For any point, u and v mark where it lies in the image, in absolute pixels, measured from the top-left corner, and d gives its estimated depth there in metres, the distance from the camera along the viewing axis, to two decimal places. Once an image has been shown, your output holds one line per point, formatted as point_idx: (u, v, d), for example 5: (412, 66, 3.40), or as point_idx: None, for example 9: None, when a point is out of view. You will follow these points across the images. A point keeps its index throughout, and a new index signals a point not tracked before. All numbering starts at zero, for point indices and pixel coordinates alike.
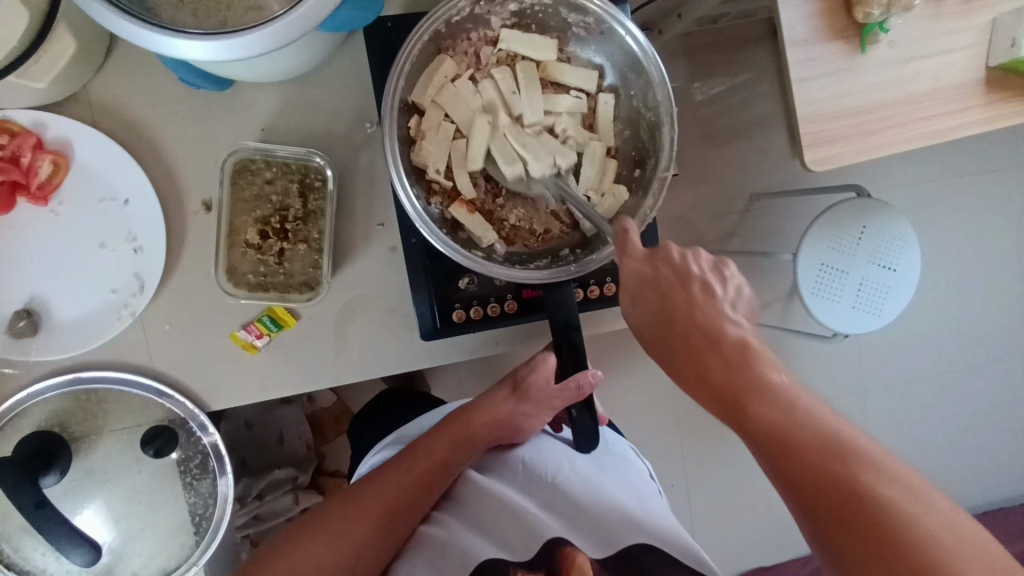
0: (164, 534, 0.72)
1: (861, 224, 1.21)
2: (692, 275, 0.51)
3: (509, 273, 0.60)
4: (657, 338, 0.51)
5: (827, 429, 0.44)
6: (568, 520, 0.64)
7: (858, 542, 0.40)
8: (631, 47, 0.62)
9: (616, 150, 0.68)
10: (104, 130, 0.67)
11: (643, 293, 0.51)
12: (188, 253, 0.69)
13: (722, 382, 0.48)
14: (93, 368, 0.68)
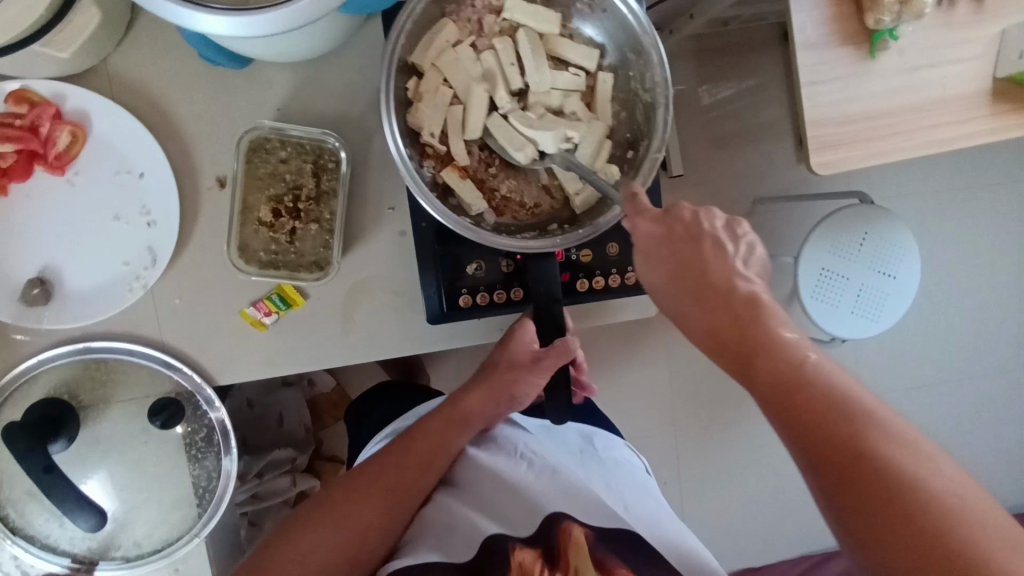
0: (167, 505, 0.73)
1: (863, 230, 1.23)
2: (704, 232, 0.51)
3: (498, 240, 0.60)
4: (669, 293, 0.52)
5: (833, 387, 0.45)
6: (566, 491, 0.67)
7: (860, 495, 0.42)
8: (631, 25, 0.63)
9: (612, 132, 0.69)
10: (122, 104, 0.68)
11: (657, 250, 0.52)
12: (201, 229, 0.70)
13: (733, 339, 0.48)
14: (103, 339, 0.68)
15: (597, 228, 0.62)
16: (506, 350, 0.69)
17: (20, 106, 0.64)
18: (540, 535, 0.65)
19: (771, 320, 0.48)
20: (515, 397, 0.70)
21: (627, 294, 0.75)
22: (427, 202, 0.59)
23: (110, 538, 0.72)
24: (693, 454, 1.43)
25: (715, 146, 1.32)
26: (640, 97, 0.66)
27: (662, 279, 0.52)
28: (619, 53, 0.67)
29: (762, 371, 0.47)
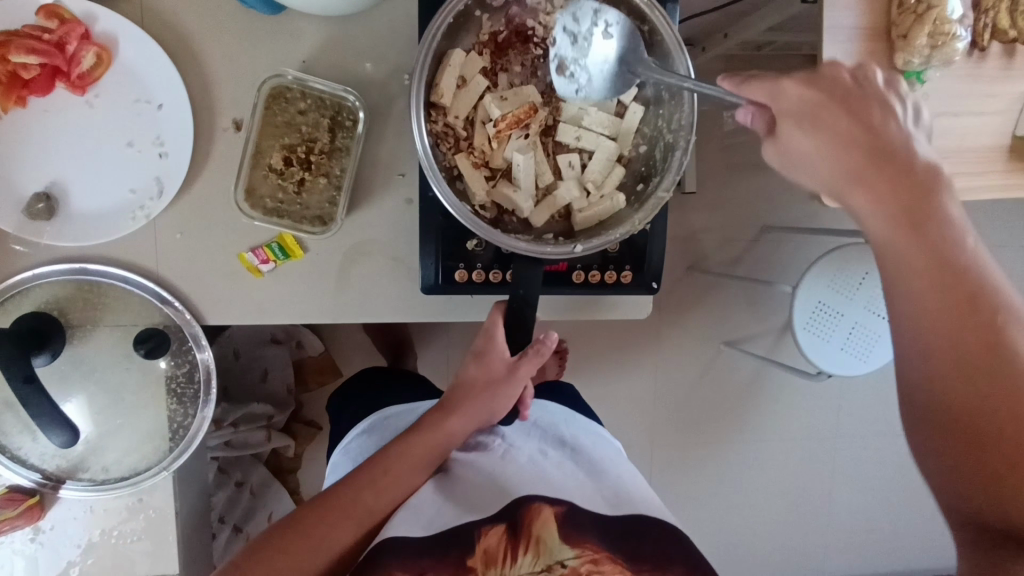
0: (140, 436, 0.73)
1: (863, 269, 1.23)
2: (885, 100, 0.47)
3: (498, 236, 0.61)
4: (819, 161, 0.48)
5: (990, 285, 0.43)
6: (538, 484, 0.68)
7: (959, 373, 0.42)
8: (671, 60, 0.63)
9: (628, 161, 0.70)
10: (151, 34, 0.68)
11: (813, 112, 0.47)
12: (211, 169, 0.70)
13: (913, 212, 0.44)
14: (100, 262, 0.69)
15: (592, 251, 0.63)
16: (483, 364, 0.68)
17: (50, 21, 0.64)
18: (507, 513, 0.64)
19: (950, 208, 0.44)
20: (491, 409, 0.70)
21: (622, 292, 0.76)
22: (437, 183, 0.60)
23: (81, 459, 0.72)
24: (666, 467, 1.44)
25: (730, 168, 1.34)
26: (662, 137, 0.67)
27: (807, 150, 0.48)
28: (653, 87, 0.68)
29: (919, 244, 0.44)
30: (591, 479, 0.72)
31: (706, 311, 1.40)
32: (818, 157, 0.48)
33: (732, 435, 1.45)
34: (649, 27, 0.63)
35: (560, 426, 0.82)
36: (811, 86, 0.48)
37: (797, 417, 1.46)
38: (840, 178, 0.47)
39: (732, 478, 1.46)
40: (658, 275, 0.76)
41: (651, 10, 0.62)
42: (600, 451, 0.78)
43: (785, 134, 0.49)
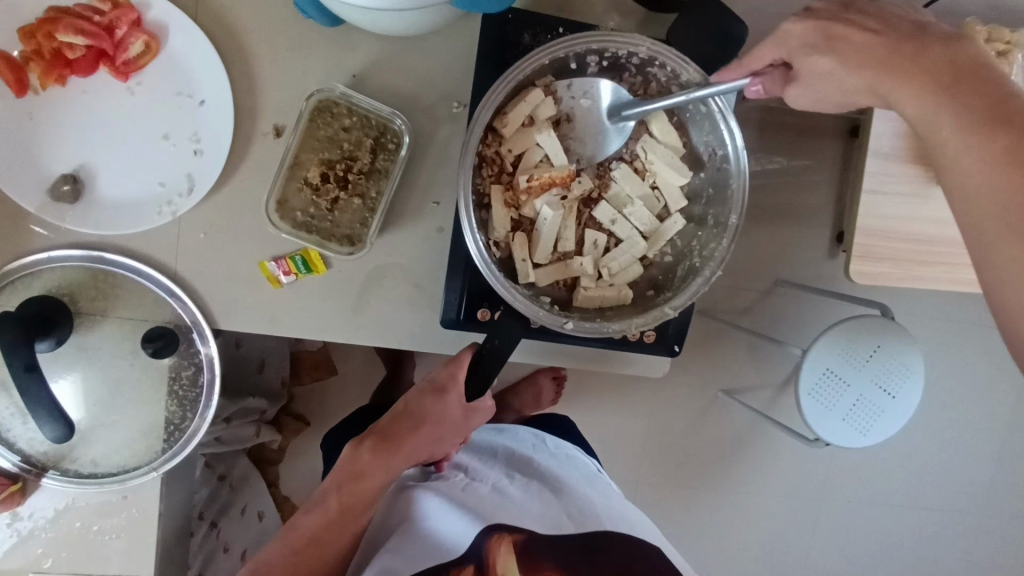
0: (134, 432, 0.72)
1: (875, 343, 1.22)
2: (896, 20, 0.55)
3: (500, 282, 0.64)
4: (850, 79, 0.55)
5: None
6: (498, 512, 0.73)
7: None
8: (730, 194, 0.67)
9: (649, 263, 0.73)
10: (203, 28, 0.66)
11: (825, 43, 0.56)
12: (244, 173, 0.68)
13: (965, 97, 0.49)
14: (118, 253, 0.67)
15: (578, 333, 0.65)
16: (439, 402, 0.68)
17: (103, 3, 0.63)
18: (473, 553, 0.68)
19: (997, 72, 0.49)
20: (436, 448, 0.70)
21: (642, 350, 0.74)
22: (463, 205, 0.62)
23: (69, 449, 0.70)
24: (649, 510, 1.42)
25: (753, 219, 1.33)
26: (691, 257, 0.71)
27: (839, 71, 0.55)
28: (702, 211, 0.71)
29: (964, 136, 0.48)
30: (554, 498, 0.77)
31: (711, 359, 1.39)
32: (848, 78, 0.55)
33: (720, 488, 1.43)
34: (724, 155, 0.67)
35: (513, 455, 0.87)
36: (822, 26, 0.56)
37: (786, 476, 1.44)
38: (874, 74, 0.53)
39: (714, 530, 1.45)
40: (681, 339, 0.75)
41: (733, 139, 0.65)
42: (559, 470, 0.83)
43: (807, 72, 0.58)
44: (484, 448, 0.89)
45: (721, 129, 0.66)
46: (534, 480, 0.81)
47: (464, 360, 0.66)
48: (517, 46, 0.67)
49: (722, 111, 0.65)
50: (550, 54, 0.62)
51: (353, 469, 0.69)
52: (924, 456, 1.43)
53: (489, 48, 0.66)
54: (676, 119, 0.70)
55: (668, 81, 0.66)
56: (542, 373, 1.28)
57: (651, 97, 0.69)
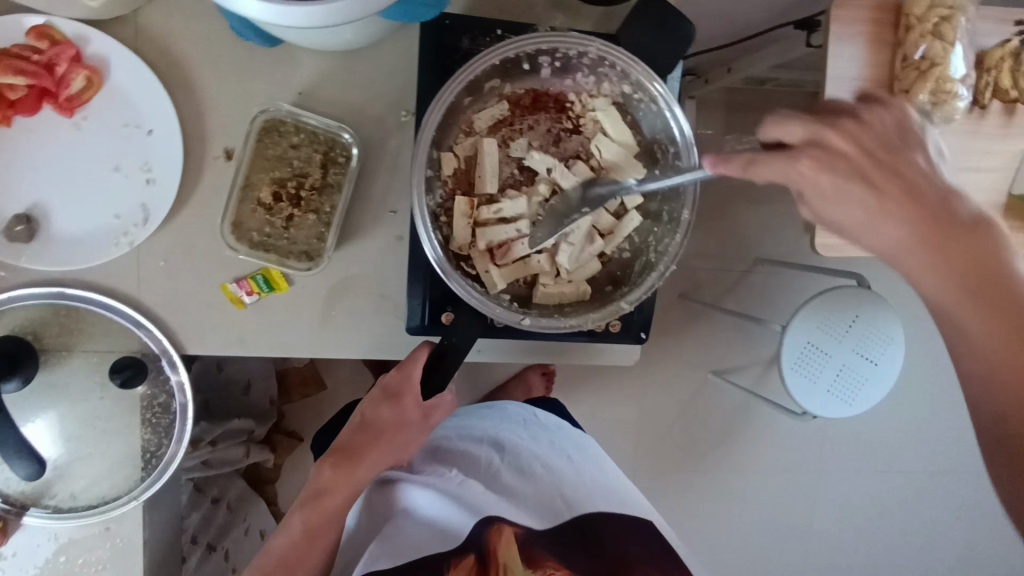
0: (112, 463, 0.73)
1: (854, 313, 1.23)
2: (893, 145, 0.52)
3: (456, 278, 0.64)
4: (867, 235, 0.52)
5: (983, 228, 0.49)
6: (493, 501, 0.77)
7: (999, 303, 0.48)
8: (684, 193, 0.67)
9: (608, 260, 0.73)
10: (144, 58, 0.67)
11: (823, 161, 0.52)
12: (198, 197, 0.69)
13: (947, 257, 0.49)
14: (80, 287, 0.68)
15: (537, 329, 0.65)
16: (396, 408, 0.69)
17: (40, 41, 0.63)
18: (472, 544, 0.72)
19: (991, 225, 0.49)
20: (399, 454, 0.72)
21: (610, 340, 0.75)
22: (417, 201, 0.63)
23: (48, 485, 0.72)
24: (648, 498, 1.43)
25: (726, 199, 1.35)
26: (647, 253, 0.71)
27: (860, 221, 0.52)
28: (658, 207, 0.72)
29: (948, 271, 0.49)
30: (543, 479, 0.80)
31: (696, 343, 1.40)
32: (846, 215, 0.52)
33: (715, 470, 1.44)
34: (675, 151, 0.68)
35: (501, 432, 0.89)
36: (832, 158, 0.52)
37: (781, 451, 1.45)
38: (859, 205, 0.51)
39: (714, 512, 1.46)
40: (647, 326, 0.75)
41: (682, 135, 0.67)
42: (550, 447, 0.86)
43: (809, 190, 0.53)
44: (472, 428, 0.91)
45: (669, 124, 0.67)
46: (523, 458, 0.84)
47: (419, 358, 0.66)
48: (457, 51, 0.67)
49: (667, 102, 0.65)
50: (500, 55, 0.63)
51: (319, 488, 0.72)
52: (912, 421, 1.45)
53: (429, 54, 0.67)
54: (629, 119, 0.71)
55: (620, 80, 0.67)
56: (530, 369, 1.28)
57: (605, 97, 0.70)
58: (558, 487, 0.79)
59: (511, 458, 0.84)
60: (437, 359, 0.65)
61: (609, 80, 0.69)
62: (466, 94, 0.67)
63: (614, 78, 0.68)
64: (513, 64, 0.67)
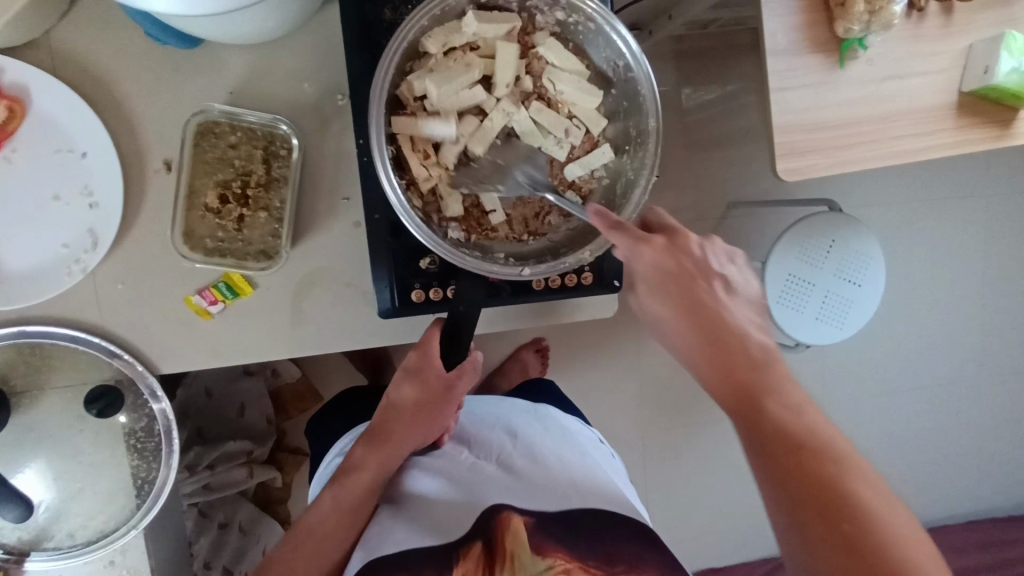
0: (105, 497, 0.72)
1: (830, 237, 1.20)
2: (712, 268, 0.56)
3: (441, 246, 0.61)
4: (672, 331, 0.56)
5: (757, 361, 0.53)
6: (502, 492, 0.71)
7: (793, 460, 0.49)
8: (643, 103, 0.65)
9: (587, 193, 0.69)
10: (65, 80, 0.65)
11: (656, 282, 0.55)
12: (146, 213, 0.68)
13: (736, 401, 0.52)
14: (39, 324, 0.66)
15: (538, 277, 0.64)
16: (419, 385, 0.68)
17: None
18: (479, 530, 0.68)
19: (775, 364, 0.53)
20: (430, 429, 0.71)
21: (583, 294, 0.74)
22: (386, 180, 0.60)
23: (44, 528, 0.71)
24: (662, 460, 1.38)
25: (689, 148, 1.34)
26: (626, 172, 0.67)
27: (666, 319, 0.56)
28: (623, 125, 0.68)
29: (764, 431, 0.50)
30: (559, 471, 0.74)
31: None
32: (666, 319, 0.56)
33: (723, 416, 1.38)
34: (626, 65, 0.65)
35: (515, 422, 0.84)
36: (664, 258, 0.55)
37: None
38: (662, 288, 0.55)
39: (732, 463, 1.40)
40: (620, 273, 0.74)
41: (629, 48, 0.63)
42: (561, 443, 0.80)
43: (645, 294, 0.57)
44: (483, 420, 0.85)
45: (613, 40, 0.64)
46: (539, 450, 0.78)
47: (435, 338, 0.65)
48: (381, 23, 0.65)
49: (609, 21, 0.62)
50: (427, 16, 0.60)
51: (347, 464, 0.70)
52: (915, 339, 1.40)
53: (353, 28, 0.65)
54: (572, 46, 0.67)
55: (553, 8, 0.64)
56: (524, 348, 1.27)
57: (542, 29, 0.66)
58: (574, 481, 0.73)
59: (524, 450, 0.78)
60: (450, 336, 0.64)
61: (540, 11, 0.65)
62: (402, 61, 0.62)
63: (544, 6, 0.64)
64: (440, 20, 0.62)
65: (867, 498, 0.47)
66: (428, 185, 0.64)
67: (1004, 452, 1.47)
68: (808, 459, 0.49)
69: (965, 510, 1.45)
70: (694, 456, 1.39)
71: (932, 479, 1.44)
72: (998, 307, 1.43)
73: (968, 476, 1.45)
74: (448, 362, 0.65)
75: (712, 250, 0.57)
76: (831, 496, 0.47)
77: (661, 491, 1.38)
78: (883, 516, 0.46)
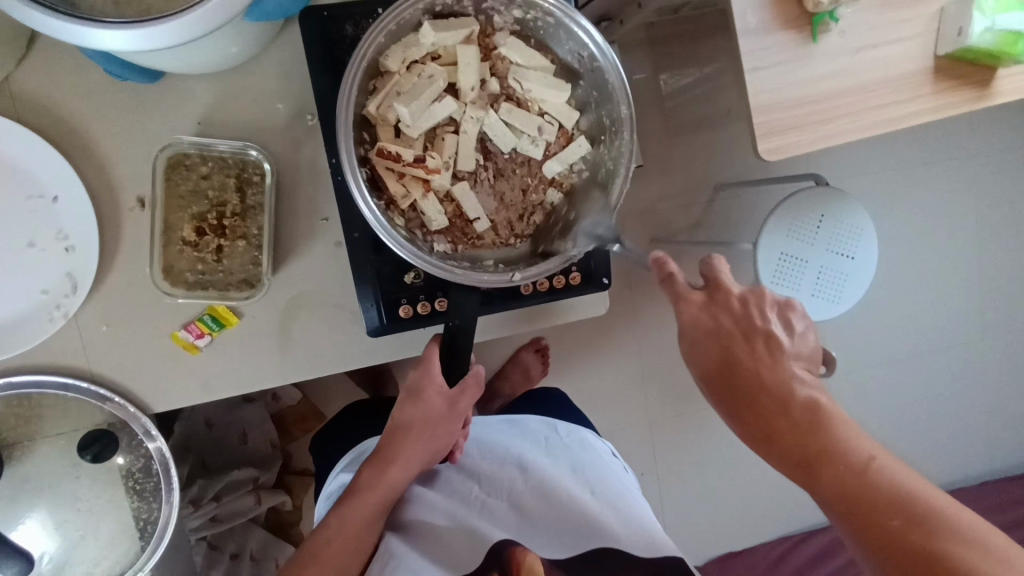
0: (109, 541, 0.71)
1: (819, 212, 1.20)
2: (755, 323, 0.55)
3: (426, 260, 0.60)
4: (717, 391, 0.55)
5: (802, 410, 0.52)
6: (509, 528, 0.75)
7: (853, 509, 0.50)
8: (613, 92, 0.63)
9: (568, 187, 0.68)
10: (29, 125, 0.64)
11: (698, 341, 0.56)
12: (124, 252, 0.67)
13: (786, 455, 0.52)
14: (25, 373, 0.65)
15: (530, 281, 0.62)
16: (420, 402, 0.67)
17: None
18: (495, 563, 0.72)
19: (830, 421, 0.52)
20: (433, 447, 0.70)
21: (574, 294, 0.73)
22: (361, 198, 0.58)
23: None
24: (671, 449, 1.37)
25: (670, 134, 1.33)
26: (604, 163, 0.66)
27: (709, 379, 0.55)
28: (596, 117, 0.67)
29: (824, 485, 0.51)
30: (569, 508, 0.76)
31: None
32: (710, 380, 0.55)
33: None
34: (590, 55, 0.63)
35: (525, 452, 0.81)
36: (701, 318, 0.56)
37: None
38: (704, 354, 0.55)
39: (741, 446, 1.40)
40: (608, 270, 0.73)
41: (592, 38, 0.62)
42: (570, 468, 0.81)
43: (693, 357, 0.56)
44: (496, 445, 0.82)
45: (575, 32, 0.62)
46: (548, 483, 0.78)
47: (432, 356, 0.64)
48: (343, 39, 0.65)
49: (568, 13, 0.61)
50: (384, 31, 0.59)
51: (353, 487, 0.70)
52: (914, 306, 1.40)
53: (315, 47, 0.64)
54: (534, 43, 0.66)
55: (510, 8, 0.63)
56: (523, 349, 1.26)
57: (501, 29, 0.65)
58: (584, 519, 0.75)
59: (534, 483, 0.78)
60: (450, 349, 0.63)
61: (497, 11, 0.64)
62: (365, 79, 0.61)
63: (500, 7, 0.63)
64: (398, 33, 0.61)
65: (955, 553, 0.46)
66: (408, 202, 0.63)
67: (1011, 411, 1.46)
68: (867, 506, 0.49)
69: (978, 472, 1.45)
70: (702, 442, 1.38)
71: (942, 444, 1.43)
72: (993, 266, 1.42)
73: (978, 437, 1.45)
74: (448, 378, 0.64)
75: (755, 305, 0.55)
76: (920, 560, 0.47)
77: (673, 481, 1.38)
78: (982, 574, 0.45)
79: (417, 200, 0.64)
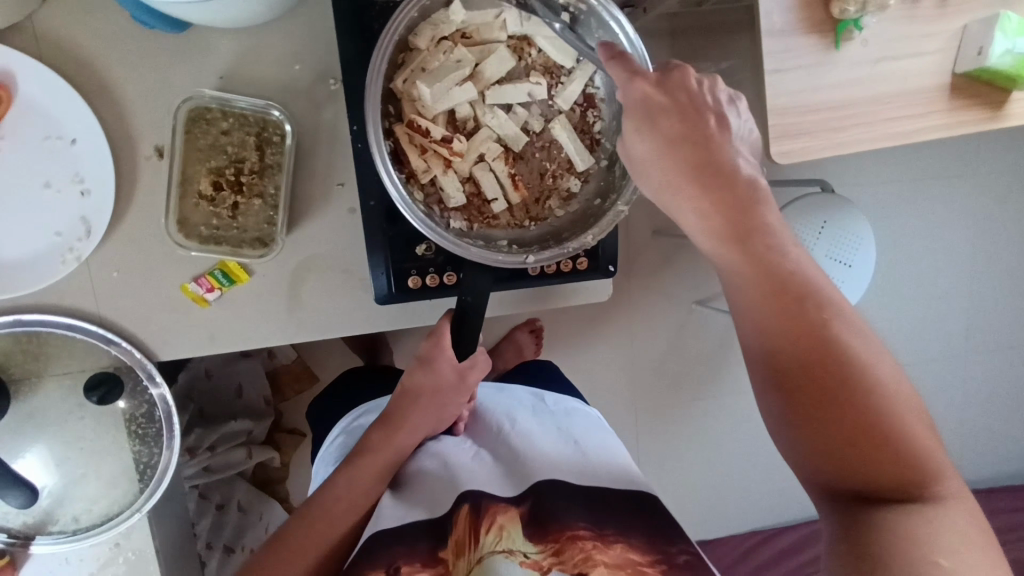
0: (107, 481, 0.73)
1: (821, 219, 1.21)
2: (707, 101, 0.52)
3: (444, 237, 0.61)
4: (656, 171, 0.54)
5: (746, 191, 0.51)
6: (497, 485, 0.72)
7: (788, 320, 0.52)
8: None
9: (586, 175, 0.69)
10: (52, 65, 0.64)
11: (642, 120, 0.52)
12: (139, 201, 0.67)
13: (723, 234, 0.52)
14: (36, 312, 0.66)
15: (541, 265, 0.64)
16: (430, 373, 0.69)
17: None
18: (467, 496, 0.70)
19: (765, 203, 0.52)
20: (437, 418, 0.73)
21: (580, 279, 0.74)
22: (385, 174, 0.60)
23: (48, 512, 0.73)
24: (653, 437, 1.41)
25: None
26: None
27: (646, 153, 0.53)
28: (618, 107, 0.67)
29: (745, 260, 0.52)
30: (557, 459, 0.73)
31: (677, 275, 1.34)
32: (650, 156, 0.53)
33: (713, 393, 1.41)
34: None
35: (515, 412, 0.82)
36: (659, 91, 0.52)
37: None
38: (655, 123, 0.52)
39: (722, 439, 1.43)
40: (615, 259, 0.74)
41: (623, 31, 0.62)
42: (550, 433, 0.78)
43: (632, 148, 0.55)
44: (487, 410, 0.83)
45: (607, 22, 0.62)
46: (536, 438, 0.77)
47: (444, 331, 0.66)
48: (373, 6, 0.64)
49: (603, 3, 0.61)
50: (417, 7, 0.60)
51: (358, 449, 0.72)
52: (903, 316, 1.42)
53: (344, 11, 0.64)
54: None
55: None
56: (518, 330, 1.26)
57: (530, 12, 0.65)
58: (570, 466, 0.72)
59: (523, 438, 0.77)
60: (459, 326, 0.64)
61: None
62: (394, 54, 0.62)
63: None
64: (429, 10, 0.62)
65: (849, 345, 0.51)
66: (428, 177, 0.64)
67: (986, 426, 1.51)
68: (794, 301, 0.52)
69: None
70: (685, 432, 1.41)
71: None
72: (985, 286, 1.45)
73: (953, 448, 1.49)
74: (459, 351, 0.66)
75: (708, 87, 0.52)
76: (825, 358, 0.51)
77: (653, 467, 1.42)
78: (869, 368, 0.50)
79: (437, 176, 0.65)
